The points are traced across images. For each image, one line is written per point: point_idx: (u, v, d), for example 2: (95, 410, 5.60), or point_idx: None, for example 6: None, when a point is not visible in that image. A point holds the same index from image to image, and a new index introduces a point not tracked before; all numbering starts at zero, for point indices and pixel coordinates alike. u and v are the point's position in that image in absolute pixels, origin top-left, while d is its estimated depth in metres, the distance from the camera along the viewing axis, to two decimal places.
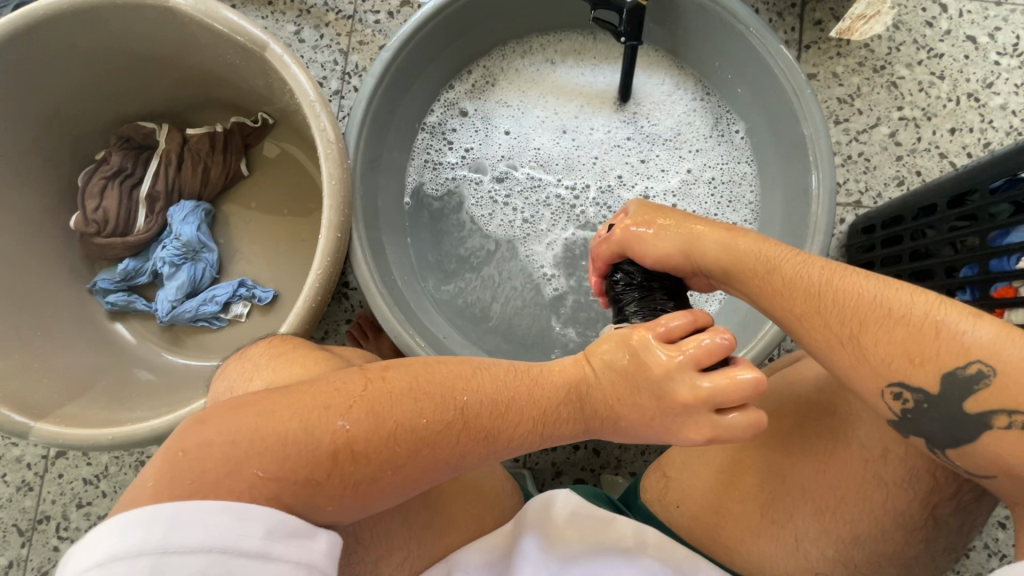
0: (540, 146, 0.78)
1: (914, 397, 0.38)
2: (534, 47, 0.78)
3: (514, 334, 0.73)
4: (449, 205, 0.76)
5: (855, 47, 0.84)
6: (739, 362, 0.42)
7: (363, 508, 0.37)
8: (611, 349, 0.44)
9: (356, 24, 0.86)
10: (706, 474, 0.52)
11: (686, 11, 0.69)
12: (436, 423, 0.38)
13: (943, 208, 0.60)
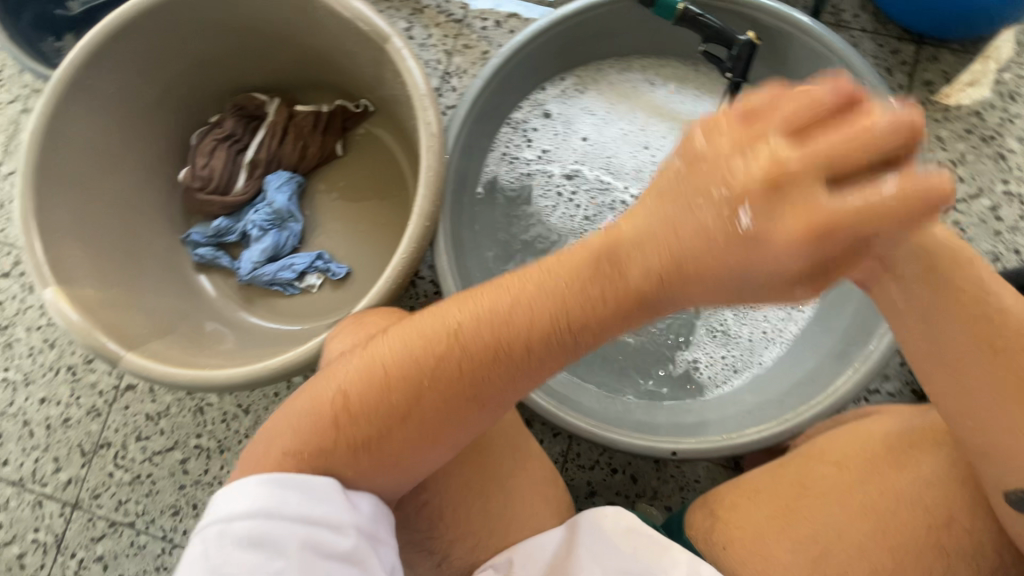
0: (618, 157, 0.78)
1: None
2: (631, 66, 0.79)
3: None
4: (520, 196, 0.77)
5: (965, 113, 0.81)
6: (874, 105, 0.31)
7: (408, 467, 0.42)
8: (710, 164, 0.33)
9: (463, 28, 0.89)
10: (757, 517, 0.51)
11: (795, 56, 0.69)
12: (439, 368, 0.39)
13: None
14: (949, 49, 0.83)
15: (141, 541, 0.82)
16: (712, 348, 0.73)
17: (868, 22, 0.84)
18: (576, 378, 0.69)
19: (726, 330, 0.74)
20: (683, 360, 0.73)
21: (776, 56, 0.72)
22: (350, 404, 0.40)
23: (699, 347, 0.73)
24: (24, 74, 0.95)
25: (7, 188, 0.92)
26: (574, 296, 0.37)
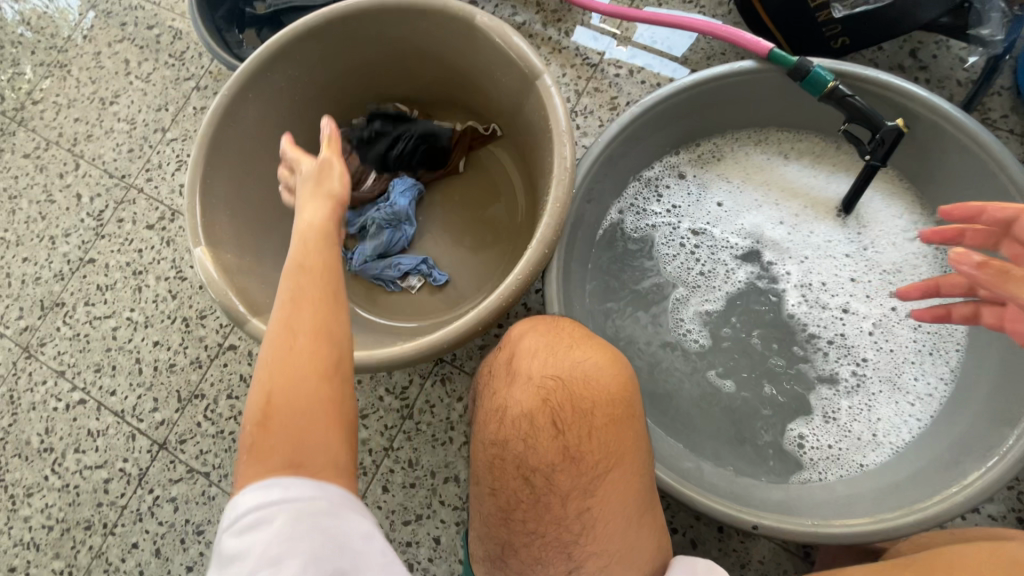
0: (750, 228, 0.78)
1: None
2: (768, 139, 0.80)
3: (649, 381, 0.73)
4: (645, 247, 0.78)
5: None
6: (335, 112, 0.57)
7: (324, 414, 0.41)
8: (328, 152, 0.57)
9: (597, 73, 0.94)
10: None
11: (945, 149, 0.68)
12: (277, 322, 0.44)
13: None
14: None
15: (212, 492, 0.87)
16: (820, 424, 0.70)
17: (1017, 125, 0.82)
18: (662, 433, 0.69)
19: (836, 417, 0.70)
20: (790, 436, 0.70)
21: (917, 142, 0.71)
22: (258, 403, 0.42)
23: (806, 420, 0.70)
24: (203, 57, 1.08)
25: (168, 151, 1.03)
26: (324, 236, 0.50)
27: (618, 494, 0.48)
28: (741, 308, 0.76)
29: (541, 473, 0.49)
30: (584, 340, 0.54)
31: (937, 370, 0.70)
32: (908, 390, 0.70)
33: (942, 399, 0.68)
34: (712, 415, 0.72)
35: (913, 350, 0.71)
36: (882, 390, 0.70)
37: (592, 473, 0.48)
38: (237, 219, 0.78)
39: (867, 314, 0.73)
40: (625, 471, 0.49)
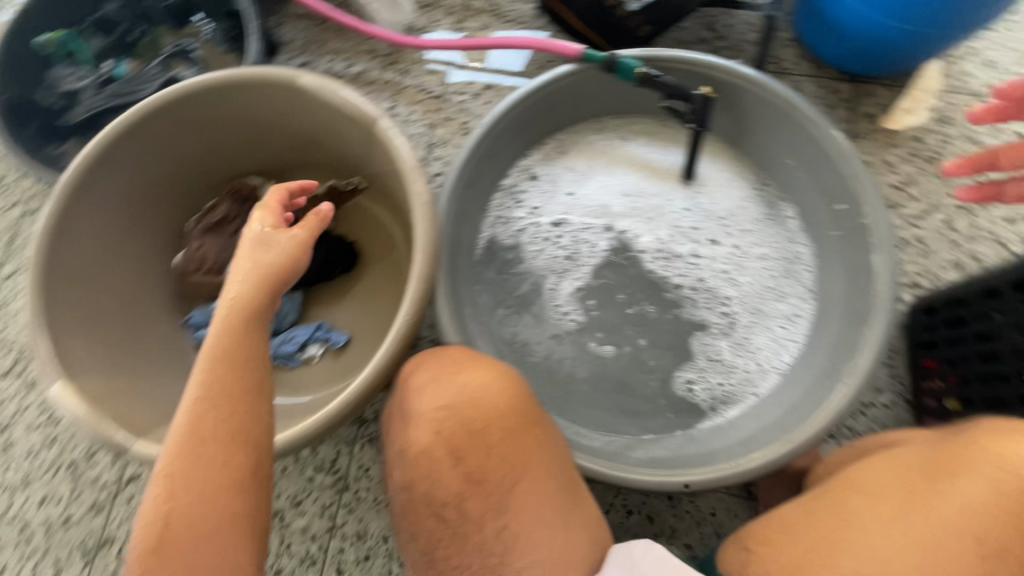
0: (602, 209, 0.83)
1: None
2: (600, 124, 0.86)
3: (556, 375, 0.75)
4: (516, 254, 0.81)
5: (905, 138, 0.90)
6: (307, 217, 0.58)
7: (234, 528, 0.44)
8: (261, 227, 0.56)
9: (443, 103, 0.97)
10: (797, 554, 0.50)
11: (748, 106, 0.76)
12: (189, 428, 0.45)
13: (1009, 293, 0.63)
14: (881, 86, 0.93)
15: None
16: (706, 365, 0.75)
17: (805, 70, 0.94)
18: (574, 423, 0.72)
19: (719, 358, 0.75)
20: (678, 382, 0.75)
21: (728, 105, 0.78)
22: (156, 518, 0.43)
23: (693, 365, 0.75)
24: (26, 178, 0.99)
25: (8, 288, 0.93)
26: (241, 317, 0.50)
27: (530, 504, 0.49)
28: (625, 283, 0.79)
29: (451, 506, 0.49)
30: (475, 363, 0.55)
31: (795, 291, 0.77)
32: (773, 319, 0.76)
33: (802, 319, 0.75)
34: (627, 391, 0.75)
35: (765, 276, 0.78)
36: (752, 323, 0.76)
37: (499, 491, 0.49)
38: (106, 330, 0.75)
39: (721, 257, 0.79)
40: (534, 479, 0.49)
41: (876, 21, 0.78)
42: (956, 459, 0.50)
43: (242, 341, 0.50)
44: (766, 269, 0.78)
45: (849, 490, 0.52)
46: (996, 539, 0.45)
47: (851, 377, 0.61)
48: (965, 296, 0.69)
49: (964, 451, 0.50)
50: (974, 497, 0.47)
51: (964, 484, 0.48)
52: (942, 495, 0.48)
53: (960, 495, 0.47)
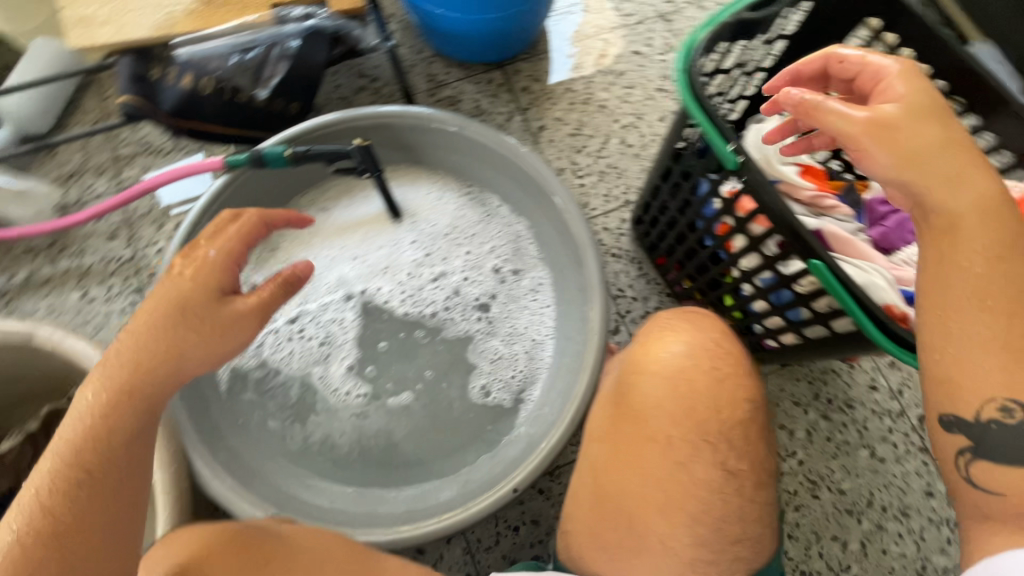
0: (341, 282, 0.83)
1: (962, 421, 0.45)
2: (293, 206, 0.85)
3: (368, 452, 0.76)
4: (269, 369, 0.79)
5: (560, 93, 1.03)
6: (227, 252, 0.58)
7: None
8: (195, 273, 0.55)
9: (140, 262, 0.89)
10: (581, 513, 0.49)
11: (409, 134, 0.81)
12: (58, 503, 0.46)
13: (665, 180, 0.71)
14: (522, 59, 1.05)
15: None
16: (490, 369, 0.79)
17: (458, 73, 1.04)
18: (394, 489, 0.73)
19: (500, 353, 0.80)
20: (473, 391, 0.79)
21: (393, 141, 0.82)
22: None
23: (480, 372, 0.80)
24: None
25: None
26: (148, 383, 0.52)
27: None
28: (387, 333, 0.82)
29: None
30: (170, 545, 0.53)
31: (532, 263, 0.83)
32: (528, 297, 0.82)
33: (547, 284, 0.82)
34: (440, 426, 0.78)
35: (502, 261, 0.84)
36: (513, 310, 0.82)
37: None
38: None
39: (460, 269, 0.84)
40: None
41: (480, 20, 0.91)
42: (621, 390, 0.49)
43: (145, 391, 0.51)
44: (498, 257, 0.84)
45: (592, 436, 0.51)
46: (677, 445, 0.46)
47: (592, 320, 0.69)
48: (651, 197, 0.78)
49: (624, 379, 0.50)
50: (644, 417, 0.47)
51: (646, 391, 0.47)
52: (625, 433, 0.48)
53: (650, 407, 0.47)
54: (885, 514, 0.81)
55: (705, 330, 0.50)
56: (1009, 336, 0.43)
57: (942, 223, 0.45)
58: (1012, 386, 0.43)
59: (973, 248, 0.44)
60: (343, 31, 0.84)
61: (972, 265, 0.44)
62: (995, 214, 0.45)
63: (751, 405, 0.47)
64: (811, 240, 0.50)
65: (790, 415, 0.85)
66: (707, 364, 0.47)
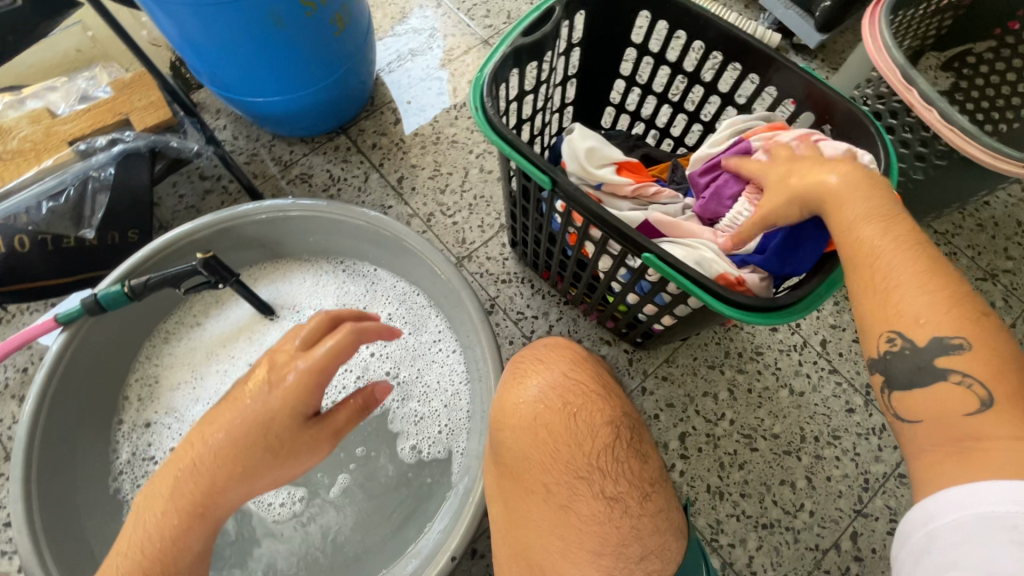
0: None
1: (902, 342, 0.43)
2: (167, 335, 0.80)
3: (314, 562, 0.72)
4: None
5: (410, 140, 1.03)
6: (304, 371, 0.51)
7: None
8: (324, 353, 0.51)
9: (7, 443, 0.81)
10: (504, 552, 0.54)
11: (256, 229, 0.77)
12: None
13: (519, 200, 0.71)
14: (363, 117, 1.05)
15: None
16: (417, 430, 0.77)
17: (302, 148, 1.02)
18: None
19: (419, 414, 0.77)
20: (406, 452, 0.76)
21: (244, 241, 0.78)
22: None
23: (408, 434, 0.77)
24: None
25: None
26: (231, 491, 0.49)
27: None
28: None
29: None
30: None
31: (423, 314, 0.81)
32: (432, 349, 0.80)
33: (444, 330, 0.81)
34: (376, 509, 0.74)
35: (393, 322, 0.82)
36: (419, 368, 0.80)
37: None
38: None
39: None
40: None
41: (295, 98, 0.89)
42: (498, 445, 0.54)
43: (220, 509, 0.50)
44: (388, 320, 0.82)
45: (497, 481, 0.55)
46: (557, 490, 0.50)
47: (485, 358, 0.67)
48: (514, 218, 0.79)
49: (499, 434, 0.54)
50: (522, 470, 0.51)
51: (519, 445, 0.52)
52: (513, 487, 0.52)
53: (526, 459, 0.51)
54: (819, 444, 0.85)
55: (555, 366, 0.55)
56: (910, 273, 0.43)
57: (823, 207, 0.50)
58: (906, 317, 0.43)
59: (856, 210, 0.48)
60: (158, 146, 0.81)
61: (861, 219, 0.47)
62: (868, 186, 0.49)
63: (610, 427, 0.51)
64: (637, 237, 0.52)
65: (710, 380, 0.88)
66: (557, 401, 0.52)
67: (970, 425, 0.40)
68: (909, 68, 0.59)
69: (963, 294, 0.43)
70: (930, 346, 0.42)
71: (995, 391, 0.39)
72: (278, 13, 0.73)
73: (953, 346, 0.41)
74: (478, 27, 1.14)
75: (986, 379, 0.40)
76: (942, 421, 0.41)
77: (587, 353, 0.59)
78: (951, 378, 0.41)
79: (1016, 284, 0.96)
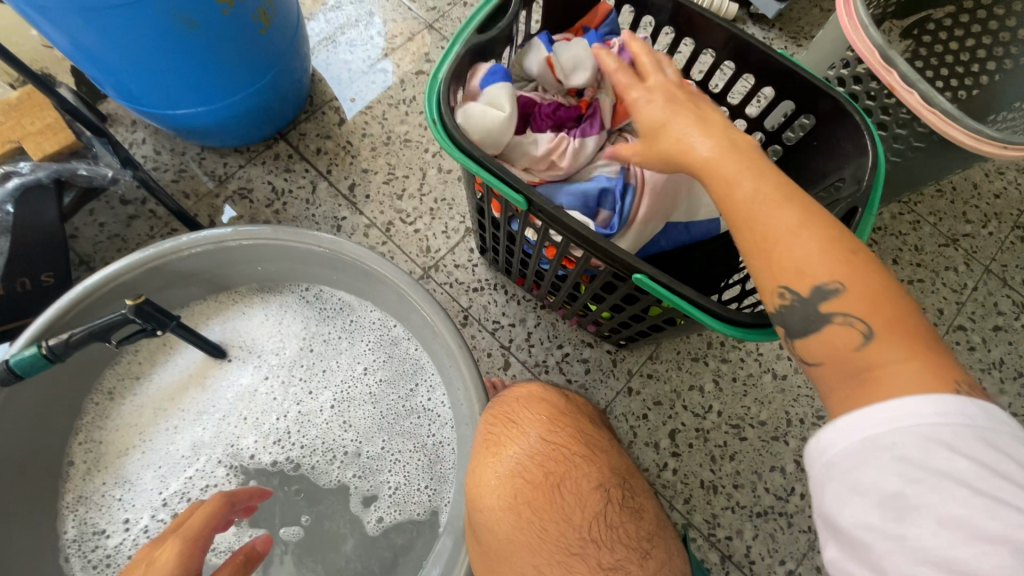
0: (196, 449, 0.71)
1: (791, 296, 0.40)
2: (111, 394, 0.71)
3: None
4: None
5: (359, 140, 0.94)
6: (194, 537, 0.49)
7: None
8: (201, 521, 0.51)
9: None
10: None
11: (211, 258, 0.69)
12: None
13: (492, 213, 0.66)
14: (303, 120, 0.95)
15: None
16: (389, 501, 0.70)
17: (237, 160, 0.91)
18: None
19: (401, 449, 0.71)
20: (370, 525, 0.69)
21: (180, 277, 0.69)
22: None
23: (377, 503, 0.70)
24: None
25: None
26: None
27: None
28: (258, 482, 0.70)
29: None
30: None
31: (397, 338, 0.75)
32: (418, 383, 0.74)
33: (427, 367, 0.74)
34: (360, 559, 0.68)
35: (366, 351, 0.75)
36: (393, 417, 0.73)
37: None
38: None
39: (328, 381, 0.74)
40: None
41: (221, 106, 0.79)
42: (477, 524, 0.51)
43: None
44: (373, 356, 0.75)
45: (484, 559, 0.51)
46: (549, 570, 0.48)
47: (468, 388, 0.62)
48: (483, 226, 0.73)
49: (479, 514, 0.51)
50: (505, 556, 0.48)
51: (503, 527, 0.49)
52: (499, 568, 0.49)
53: (511, 542, 0.48)
54: (805, 426, 0.85)
55: (530, 431, 0.53)
56: (794, 236, 0.40)
57: (703, 171, 0.44)
58: (792, 268, 0.40)
59: (730, 177, 0.42)
60: (62, 175, 0.71)
61: (735, 178, 0.42)
62: (739, 151, 0.44)
63: (600, 491, 0.50)
64: (625, 257, 0.48)
65: (695, 372, 0.86)
66: (539, 471, 0.50)
67: (861, 359, 0.37)
68: (888, 48, 0.56)
69: (849, 241, 0.40)
70: (814, 295, 0.39)
71: (876, 323, 0.37)
72: (186, 13, 0.63)
73: (831, 291, 0.38)
74: (419, 10, 1.04)
75: (866, 314, 0.37)
76: (834, 361, 0.39)
77: (566, 405, 0.57)
78: (836, 320, 0.38)
79: (974, 247, 0.98)
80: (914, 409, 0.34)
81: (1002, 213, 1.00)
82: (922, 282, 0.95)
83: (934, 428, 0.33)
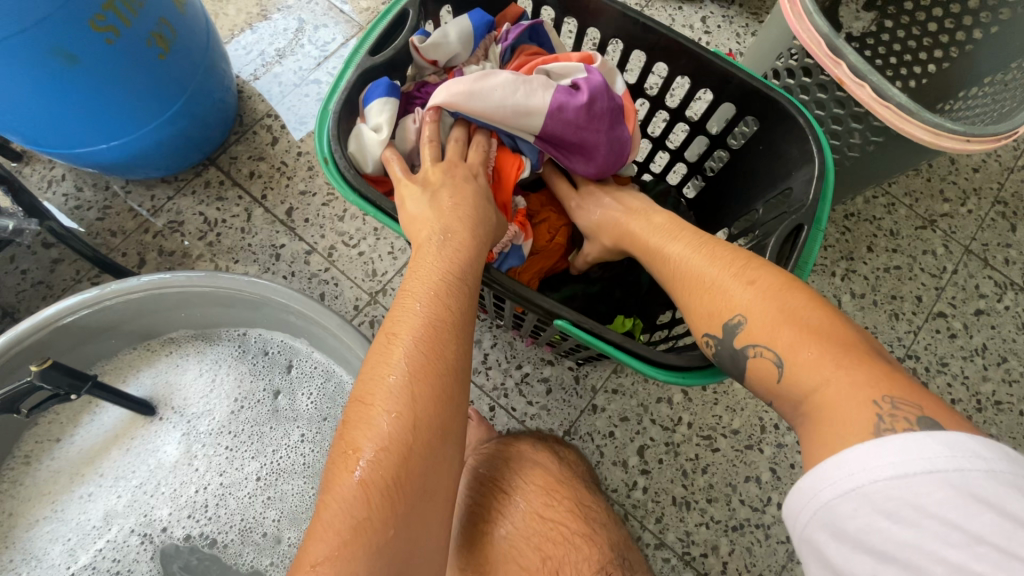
0: (109, 519, 0.66)
1: (710, 338, 0.43)
2: (27, 458, 0.67)
3: None
4: None
5: (295, 160, 0.89)
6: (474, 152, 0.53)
7: None
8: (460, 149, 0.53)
9: None
10: None
11: (131, 310, 0.65)
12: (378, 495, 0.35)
13: None
14: (233, 142, 0.89)
15: None
16: None
17: (165, 192, 0.86)
18: None
19: None
20: None
21: (92, 334, 0.65)
22: None
23: None
24: None
25: None
26: (402, 411, 0.37)
27: None
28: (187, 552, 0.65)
29: None
30: None
31: (337, 385, 0.71)
32: None
33: None
34: None
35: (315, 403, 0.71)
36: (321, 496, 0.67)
37: None
38: None
39: (268, 434, 0.70)
40: None
41: (133, 140, 0.73)
42: None
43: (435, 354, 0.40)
44: (318, 414, 0.70)
45: None
46: None
47: None
48: None
49: None
50: None
51: None
52: None
53: None
54: (779, 432, 0.81)
55: (521, 499, 0.51)
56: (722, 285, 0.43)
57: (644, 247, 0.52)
58: (701, 316, 0.43)
59: (655, 243, 0.51)
60: None
61: (673, 241, 0.49)
62: (671, 228, 0.51)
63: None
64: (539, 301, 0.46)
65: (662, 384, 0.82)
66: (535, 555, 0.48)
67: (786, 389, 0.38)
68: (834, 37, 0.50)
69: (758, 263, 0.42)
70: (726, 333, 0.42)
71: (781, 347, 0.38)
72: (59, 46, 0.57)
73: (738, 325, 0.41)
74: (354, 13, 0.98)
75: (771, 342, 0.39)
76: (780, 397, 0.38)
77: (563, 469, 0.55)
78: (751, 353, 0.40)
79: (954, 227, 0.93)
80: (870, 448, 0.31)
81: (981, 188, 0.95)
82: (898, 268, 0.90)
83: (913, 476, 0.29)
